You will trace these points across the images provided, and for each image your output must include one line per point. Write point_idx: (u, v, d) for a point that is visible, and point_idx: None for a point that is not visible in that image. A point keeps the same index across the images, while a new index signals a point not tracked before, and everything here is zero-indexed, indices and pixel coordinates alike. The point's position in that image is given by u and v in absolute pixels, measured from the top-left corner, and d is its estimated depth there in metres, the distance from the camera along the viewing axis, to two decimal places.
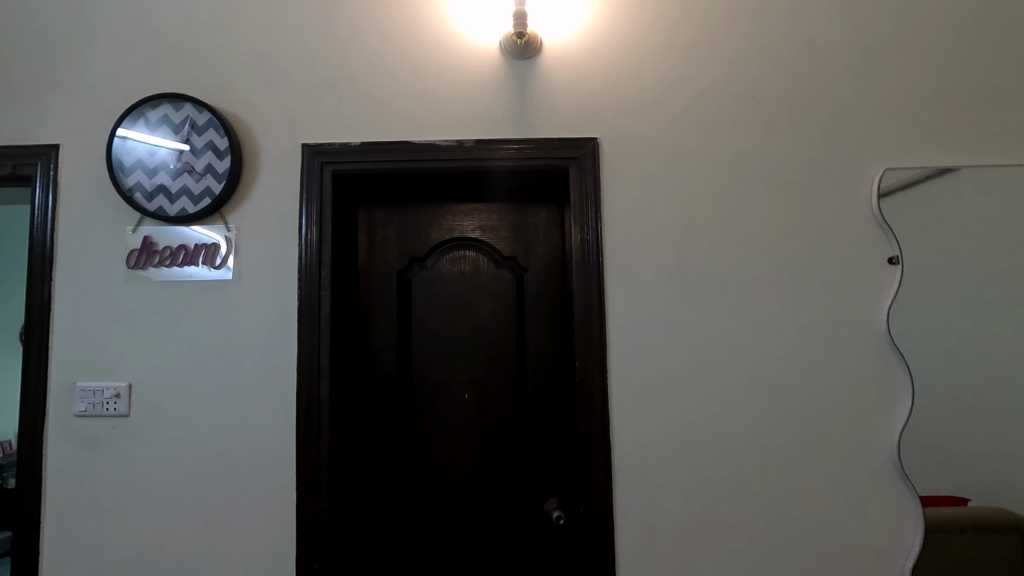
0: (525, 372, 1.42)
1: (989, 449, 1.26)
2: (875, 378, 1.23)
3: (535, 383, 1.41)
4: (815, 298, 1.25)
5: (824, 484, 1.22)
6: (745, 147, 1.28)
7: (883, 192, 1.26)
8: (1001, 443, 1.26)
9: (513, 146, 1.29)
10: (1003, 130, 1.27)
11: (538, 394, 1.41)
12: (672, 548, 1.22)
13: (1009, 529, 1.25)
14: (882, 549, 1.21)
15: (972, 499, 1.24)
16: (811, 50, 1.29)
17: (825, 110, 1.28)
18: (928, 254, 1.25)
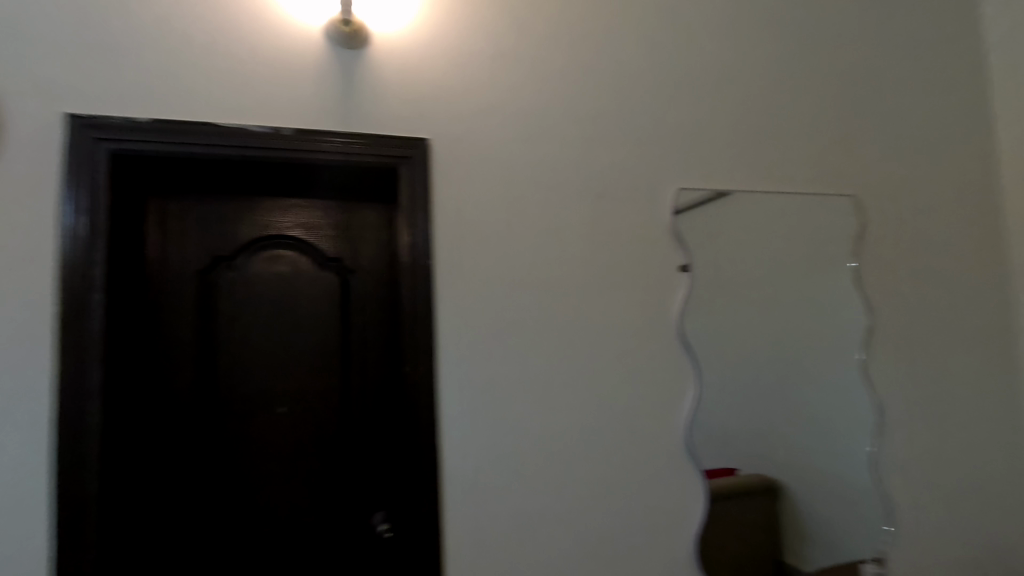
0: (351, 382, 1.33)
1: (755, 427, 1.49)
2: (669, 371, 1.40)
3: (362, 392, 1.33)
4: (623, 301, 1.38)
5: (630, 469, 1.35)
6: (566, 159, 1.36)
7: (677, 210, 1.44)
8: (762, 420, 1.51)
9: (338, 139, 1.21)
10: (761, 164, 1.55)
11: (365, 404, 1.33)
12: (498, 546, 1.24)
13: (764, 490, 1.51)
14: (673, 521, 1.38)
15: (739, 468, 1.46)
16: (621, 77, 1.43)
17: (632, 133, 1.43)
18: (710, 264, 1.47)
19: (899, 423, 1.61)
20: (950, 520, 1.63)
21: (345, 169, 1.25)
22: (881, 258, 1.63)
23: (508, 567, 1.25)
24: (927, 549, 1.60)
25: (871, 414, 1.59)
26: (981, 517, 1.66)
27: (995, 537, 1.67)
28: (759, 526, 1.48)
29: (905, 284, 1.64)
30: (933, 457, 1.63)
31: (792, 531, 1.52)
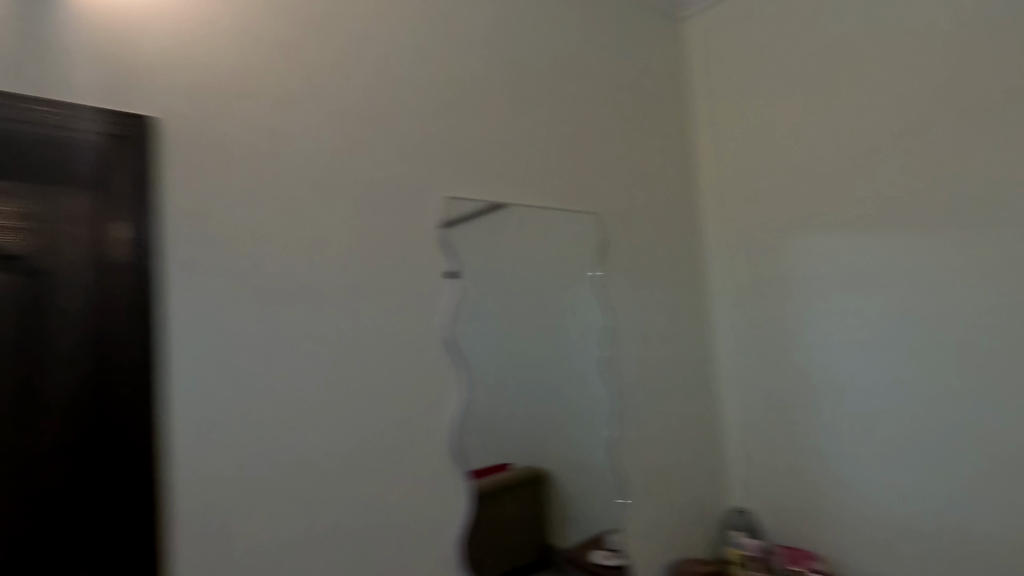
0: (40, 429, 0.95)
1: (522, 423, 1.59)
2: (435, 375, 1.42)
3: (61, 442, 0.96)
4: (388, 306, 1.36)
5: (394, 478, 1.33)
6: (328, 159, 1.31)
7: (444, 216, 1.48)
8: (527, 417, 1.61)
9: (20, 104, 0.99)
10: (521, 178, 1.68)
11: (65, 459, 0.96)
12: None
13: (531, 480, 1.61)
14: (439, 525, 1.38)
15: (510, 463, 1.54)
16: (388, 78, 1.43)
17: (398, 137, 1.43)
18: (477, 269, 1.52)
19: (632, 408, 1.87)
20: (670, 488, 1.94)
21: (28, 141, 0.99)
22: (618, 266, 1.90)
23: None
24: (655, 515, 1.88)
25: (608, 401, 1.82)
26: (693, 482, 2.01)
27: (702, 497, 2.03)
28: (525, 512, 1.59)
29: (636, 290, 1.94)
30: (658, 435, 1.93)
31: (554, 514, 1.66)
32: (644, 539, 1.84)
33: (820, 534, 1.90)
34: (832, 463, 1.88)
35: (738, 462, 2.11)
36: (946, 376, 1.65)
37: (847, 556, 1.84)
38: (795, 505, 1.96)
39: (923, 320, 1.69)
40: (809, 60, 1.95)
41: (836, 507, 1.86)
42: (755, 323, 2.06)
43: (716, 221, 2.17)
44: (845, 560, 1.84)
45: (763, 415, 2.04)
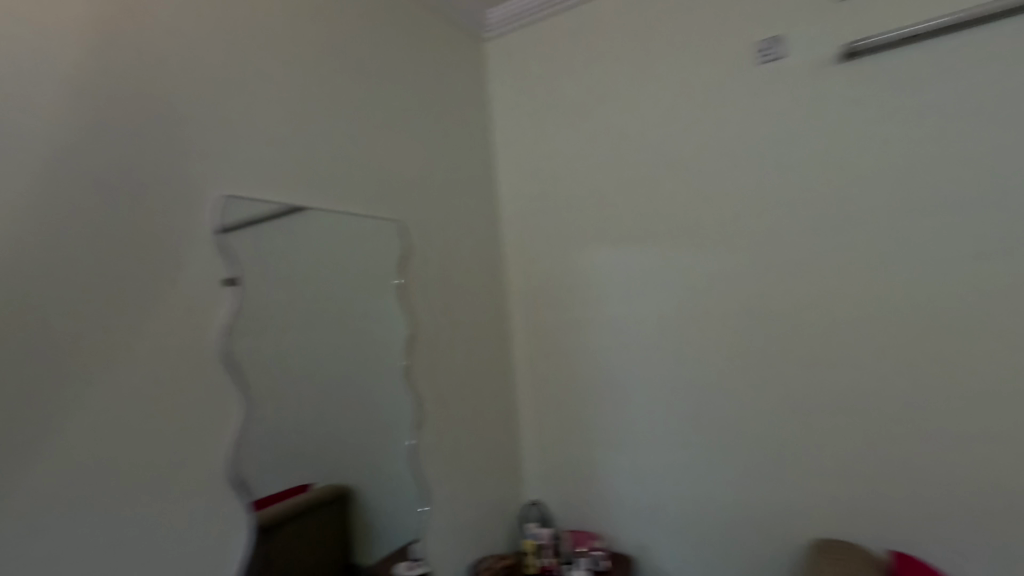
0: None
1: (318, 441, 1.49)
2: (208, 394, 1.28)
3: None
4: (145, 317, 1.19)
5: (151, 516, 1.16)
6: (61, 149, 1.12)
7: (221, 217, 1.34)
8: (324, 432, 1.52)
9: None
10: (314, 181, 1.60)
11: None
12: None
13: (337, 498, 1.54)
14: (213, 563, 1.25)
15: (313, 483, 1.46)
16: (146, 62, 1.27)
17: (159, 127, 1.27)
18: (261, 276, 1.41)
19: (435, 416, 1.89)
20: (472, 490, 2.01)
21: None
22: (420, 273, 1.91)
23: None
24: (456, 517, 1.92)
25: (411, 409, 1.80)
26: (493, 482, 2.11)
27: (501, 495, 2.14)
28: (330, 533, 1.52)
29: (437, 299, 1.97)
30: (459, 441, 1.98)
31: (363, 531, 1.61)
32: (446, 545, 1.86)
33: (601, 517, 2.12)
34: (608, 452, 2.11)
35: (533, 459, 2.27)
36: (690, 371, 1.95)
37: (621, 533, 2.08)
38: (580, 493, 2.17)
39: (674, 323, 1.98)
40: (587, 91, 2.17)
41: (612, 491, 2.10)
42: (546, 330, 2.24)
43: (513, 235, 2.32)
44: (620, 538, 2.08)
45: (554, 414, 2.22)
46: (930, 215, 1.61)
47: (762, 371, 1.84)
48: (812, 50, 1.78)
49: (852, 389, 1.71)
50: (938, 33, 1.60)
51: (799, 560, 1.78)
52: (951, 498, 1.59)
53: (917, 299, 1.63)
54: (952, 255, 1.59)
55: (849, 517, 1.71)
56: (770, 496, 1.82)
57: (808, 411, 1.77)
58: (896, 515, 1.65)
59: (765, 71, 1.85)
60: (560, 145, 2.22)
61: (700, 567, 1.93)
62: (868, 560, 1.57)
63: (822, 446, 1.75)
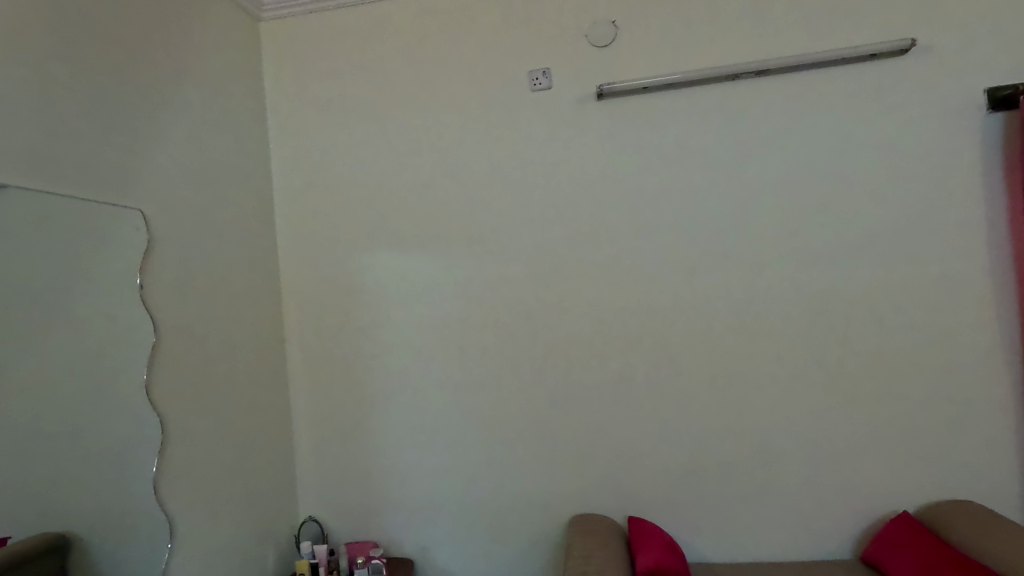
0: None
1: (14, 483, 1.18)
2: None
3: None
4: None
5: None
6: None
7: None
8: (28, 471, 1.21)
9: None
10: (15, 153, 1.27)
11: None
12: None
13: (49, 553, 1.24)
14: None
15: (12, 536, 1.16)
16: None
17: None
18: None
19: (186, 436, 1.65)
20: (232, 516, 1.81)
21: None
22: (169, 274, 1.65)
23: None
24: (212, 549, 1.71)
25: (153, 432, 1.54)
26: (259, 504, 1.93)
27: (269, 516, 1.97)
28: None
29: (191, 303, 1.72)
30: (217, 462, 1.76)
31: None
32: None
33: (379, 523, 2.10)
34: (388, 457, 2.09)
35: (307, 473, 2.14)
36: (467, 373, 2.05)
37: (400, 536, 2.09)
38: (358, 502, 2.11)
39: (452, 327, 2.06)
40: (370, 92, 2.12)
41: (392, 497, 2.09)
42: (324, 336, 2.13)
43: (288, 234, 2.16)
44: (398, 541, 2.09)
45: (332, 424, 2.13)
46: (654, 235, 1.97)
47: (530, 369, 2.02)
48: (572, 85, 2.02)
49: (598, 381, 1.99)
50: (663, 87, 1.95)
51: (557, 536, 2.00)
52: (666, 466, 1.95)
53: (644, 305, 1.97)
54: (668, 268, 1.96)
55: (594, 493, 1.98)
56: (535, 482, 2.01)
57: (566, 403, 2.00)
58: (628, 485, 1.97)
59: (536, 99, 2.04)
60: (343, 143, 2.13)
61: (475, 557, 2.04)
62: (609, 527, 1.84)
63: (575, 433, 2.00)
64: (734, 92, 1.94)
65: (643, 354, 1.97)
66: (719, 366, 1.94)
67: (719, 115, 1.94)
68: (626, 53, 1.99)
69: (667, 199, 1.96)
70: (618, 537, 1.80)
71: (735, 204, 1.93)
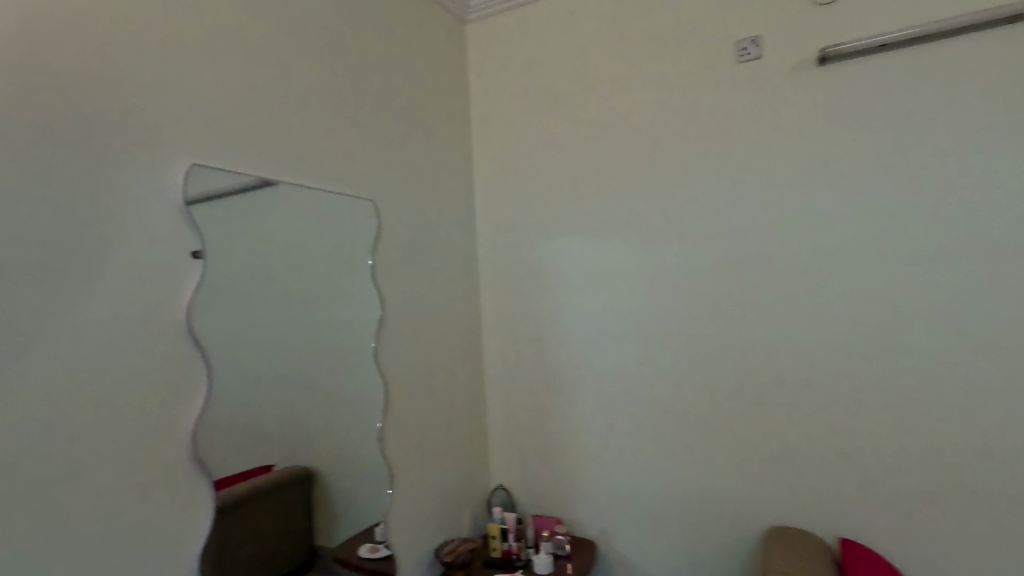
0: None
1: (283, 421, 1.46)
2: (175, 373, 1.22)
3: None
4: (107, 290, 1.12)
5: (112, 497, 1.11)
6: (44, 109, 1.06)
7: (195, 190, 1.28)
8: (292, 415, 1.49)
9: None
10: (288, 155, 1.55)
11: None
12: None
13: (300, 481, 1.52)
14: (176, 542, 1.19)
15: (279, 463, 1.44)
16: (99, 15, 1.16)
17: (132, 89, 1.20)
18: (230, 250, 1.34)
19: (403, 398, 1.88)
20: (437, 475, 2.01)
21: None
22: (393, 257, 1.89)
23: None
24: (422, 500, 1.93)
25: (378, 393, 1.79)
26: (458, 467, 2.12)
27: (466, 479, 2.16)
28: (292, 517, 1.48)
29: (409, 282, 1.95)
30: (426, 425, 1.98)
31: (325, 515, 1.57)
32: (409, 526, 1.86)
33: (563, 502, 2.16)
34: (574, 439, 2.14)
35: (497, 444, 2.29)
36: (657, 361, 2.00)
37: (582, 517, 2.13)
38: (544, 478, 2.20)
39: (642, 313, 2.02)
40: (563, 80, 2.17)
41: (576, 478, 2.14)
42: (516, 318, 2.25)
43: (486, 220, 2.31)
44: (581, 522, 2.13)
45: (520, 402, 2.24)
46: (891, 218, 1.68)
47: (728, 363, 1.89)
48: (786, 52, 1.82)
49: (807, 382, 1.78)
50: (908, 41, 1.65)
51: (750, 544, 1.86)
52: (894, 488, 1.67)
53: (872, 299, 1.70)
54: (905, 256, 1.66)
55: (797, 505, 1.79)
56: (728, 483, 1.88)
57: (767, 403, 1.83)
58: (844, 504, 1.73)
59: (742, 71, 1.88)
60: (537, 133, 2.21)
61: (658, 550, 1.99)
62: (817, 544, 1.65)
63: (777, 436, 1.82)
64: (1012, 38, 1.57)
65: (865, 355, 1.71)
66: (975, 378, 1.59)
67: (988, 68, 1.59)
68: (858, 8, 1.73)
69: (909, 174, 1.66)
70: (827, 557, 1.61)
71: (1007, 179, 1.56)
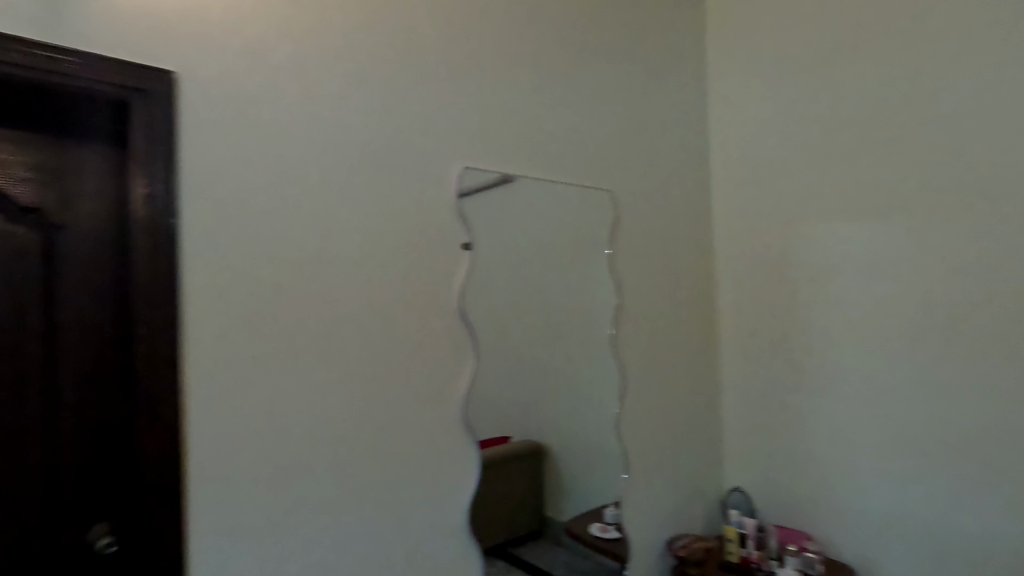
0: (46, 380, 1.00)
1: (529, 396, 1.60)
2: (450, 350, 1.41)
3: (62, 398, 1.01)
4: (400, 279, 1.34)
5: (405, 451, 1.33)
6: (362, 133, 1.31)
7: (466, 189, 1.46)
8: (535, 393, 1.62)
9: (41, 53, 0.96)
10: (538, 152, 1.66)
11: (74, 408, 1.02)
12: (269, 530, 1.15)
13: (530, 455, 1.61)
14: (449, 494, 1.40)
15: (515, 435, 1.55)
16: (398, 47, 1.38)
17: (420, 108, 1.40)
18: (490, 241, 1.51)
19: (639, 387, 1.89)
20: (671, 467, 1.98)
21: (67, 97, 1.00)
22: (631, 245, 1.89)
23: (304, 546, 1.19)
24: (656, 489, 1.93)
25: (615, 379, 1.83)
26: (692, 462, 2.05)
27: (701, 475, 2.08)
28: (528, 486, 1.60)
29: (645, 270, 1.94)
30: (661, 415, 1.96)
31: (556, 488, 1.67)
32: (644, 513, 1.88)
33: (817, 513, 1.95)
34: (832, 443, 1.92)
35: (735, 444, 2.14)
36: (958, 357, 1.70)
37: (841, 531, 1.90)
38: (789, 487, 2.01)
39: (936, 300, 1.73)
40: (824, 50, 1.95)
41: (835, 486, 1.92)
42: (759, 309, 2.08)
43: (724, 206, 2.17)
44: (840, 539, 1.90)
45: (763, 399, 2.07)
46: None
47: None
48: None
49: None
50: None
51: None
52: None
53: None
54: None
55: None
56: None
57: None
58: None
59: None
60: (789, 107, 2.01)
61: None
62: None
63: None
64: None
65: None
66: None
67: None
68: None
69: None
70: None
71: None
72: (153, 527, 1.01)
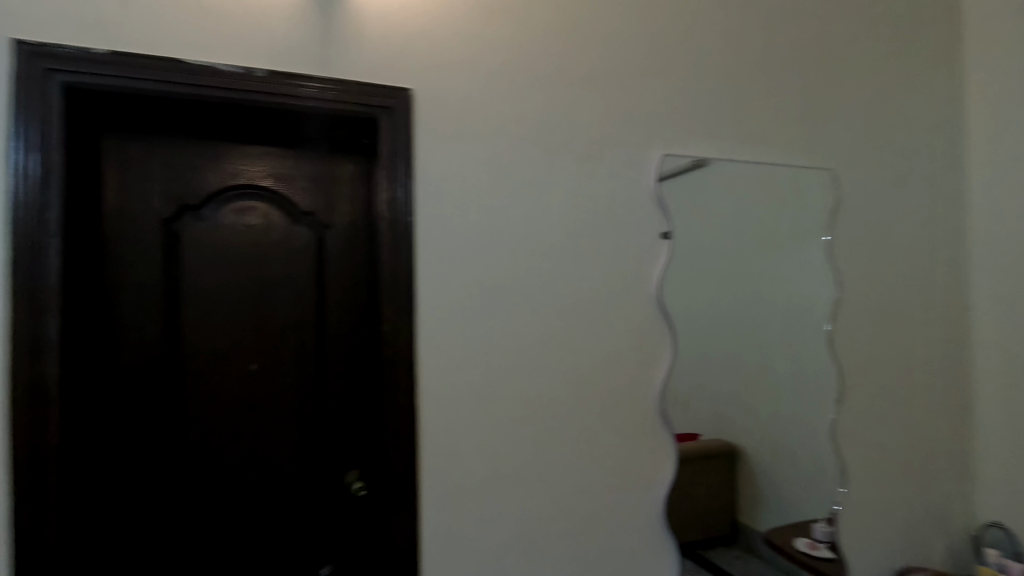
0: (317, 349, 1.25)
1: (728, 393, 1.52)
2: (649, 341, 1.41)
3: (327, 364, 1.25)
4: (599, 268, 1.37)
5: (604, 436, 1.36)
6: (565, 127, 1.35)
7: (666, 175, 1.43)
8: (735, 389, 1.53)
9: (316, 84, 1.16)
10: (746, 131, 1.53)
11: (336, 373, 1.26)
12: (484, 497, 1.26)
13: (722, 454, 1.52)
14: (647, 484, 1.39)
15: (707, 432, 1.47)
16: (600, 39, 1.39)
17: (621, 97, 1.40)
18: (690, 229, 1.45)
19: (862, 391, 1.66)
20: (903, 487, 1.70)
21: (333, 120, 1.21)
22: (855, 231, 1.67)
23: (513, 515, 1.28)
24: (883, 510, 1.68)
25: (830, 380, 1.64)
26: (931, 484, 1.74)
27: (943, 501, 1.76)
28: (722, 487, 1.51)
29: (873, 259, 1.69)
30: (890, 427, 1.69)
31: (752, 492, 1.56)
32: (866, 535, 1.65)
33: None
34: None
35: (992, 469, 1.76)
36: None
37: None
38: None
39: None
40: None
41: None
42: None
43: (981, 180, 1.79)
44: None
45: None
46: None
47: None
48: None
49: None
50: None
51: None
52: None
53: None
54: None
55: None
56: None
57: None
58: None
59: None
60: None
61: None
62: None
63: None
64: None
65: None
66: None
67: None
68: None
69: None
70: None
71: None
72: (396, 480, 1.19)
